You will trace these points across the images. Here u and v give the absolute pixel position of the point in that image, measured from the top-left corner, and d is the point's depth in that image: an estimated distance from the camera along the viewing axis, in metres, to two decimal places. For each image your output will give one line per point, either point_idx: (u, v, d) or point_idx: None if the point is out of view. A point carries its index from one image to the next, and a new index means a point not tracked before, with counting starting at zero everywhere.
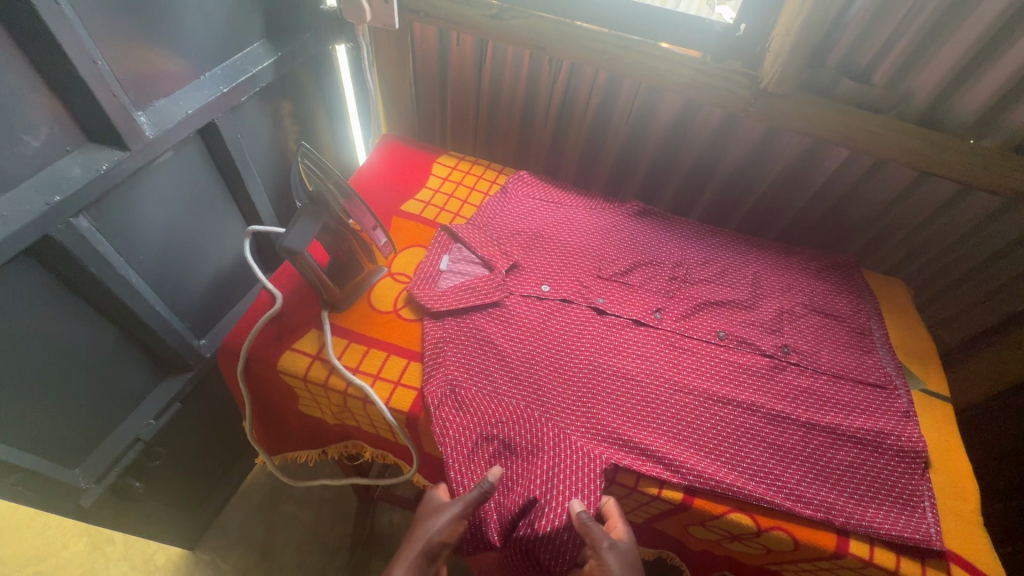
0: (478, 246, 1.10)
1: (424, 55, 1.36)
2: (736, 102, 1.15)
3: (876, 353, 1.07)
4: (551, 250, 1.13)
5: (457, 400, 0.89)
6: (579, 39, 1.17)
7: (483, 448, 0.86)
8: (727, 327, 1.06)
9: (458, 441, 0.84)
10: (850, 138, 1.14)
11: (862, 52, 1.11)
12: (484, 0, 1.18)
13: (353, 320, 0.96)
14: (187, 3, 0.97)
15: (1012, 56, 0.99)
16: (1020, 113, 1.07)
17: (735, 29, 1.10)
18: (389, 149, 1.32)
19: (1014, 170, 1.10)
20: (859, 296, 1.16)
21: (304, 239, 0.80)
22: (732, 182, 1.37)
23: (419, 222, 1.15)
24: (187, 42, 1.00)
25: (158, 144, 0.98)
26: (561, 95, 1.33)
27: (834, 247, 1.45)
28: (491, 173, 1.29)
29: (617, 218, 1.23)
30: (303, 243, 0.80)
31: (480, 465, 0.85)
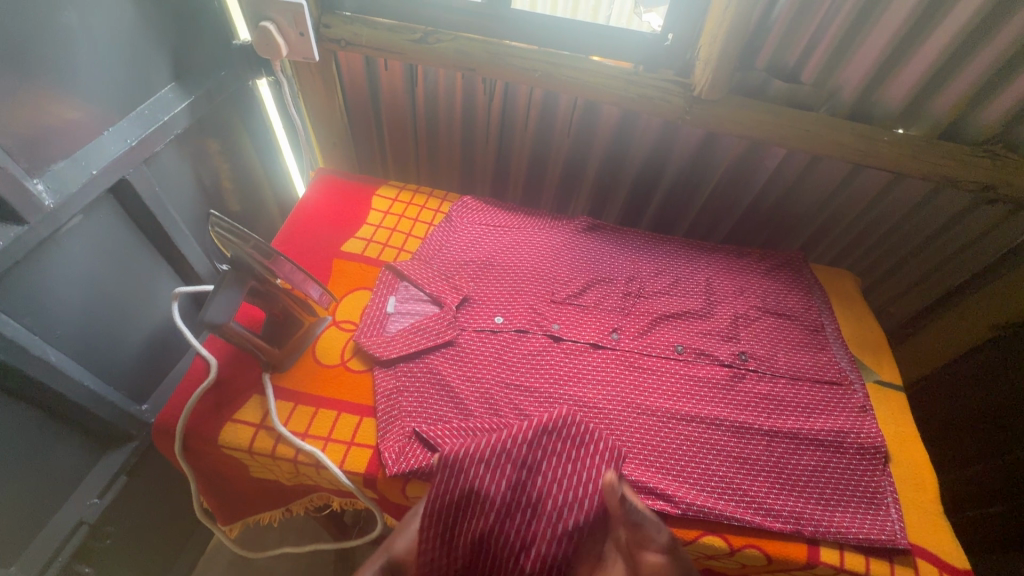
0: (426, 283, 1.06)
1: (352, 83, 1.30)
2: (671, 111, 1.14)
3: (830, 349, 1.08)
4: (501, 276, 1.11)
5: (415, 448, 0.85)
6: (509, 58, 1.13)
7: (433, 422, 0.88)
8: (685, 339, 1.05)
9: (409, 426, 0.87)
10: (787, 138, 1.14)
11: (790, 51, 1.10)
12: (409, 25, 1.13)
13: (298, 381, 0.91)
14: (77, 56, 0.89)
15: (929, 48, 1.01)
16: (942, 102, 1.09)
17: (664, 39, 1.09)
18: (325, 185, 1.25)
19: (942, 157, 1.13)
20: (809, 293, 1.18)
21: (226, 311, 0.74)
22: (679, 186, 1.37)
23: (363, 262, 1.10)
24: (84, 98, 0.92)
25: (61, 213, 0.89)
26: (499, 113, 1.30)
27: (783, 239, 1.47)
28: (434, 202, 1.25)
29: (566, 236, 1.21)
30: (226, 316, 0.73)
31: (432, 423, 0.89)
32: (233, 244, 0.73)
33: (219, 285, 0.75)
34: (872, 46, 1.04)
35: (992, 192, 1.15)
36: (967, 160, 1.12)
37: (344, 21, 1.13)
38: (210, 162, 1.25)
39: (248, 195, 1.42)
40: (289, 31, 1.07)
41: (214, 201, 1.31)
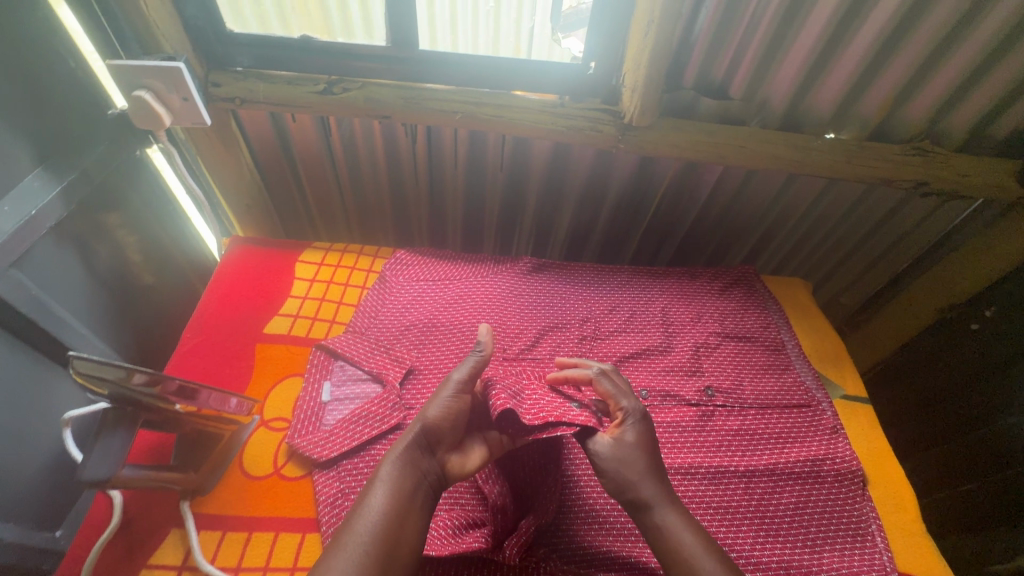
0: (363, 359, 0.96)
1: (259, 139, 1.19)
2: (605, 141, 1.08)
3: (794, 368, 1.05)
4: (448, 336, 1.02)
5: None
6: (425, 102, 1.04)
7: None
8: (649, 382, 0.99)
9: None
10: (725, 155, 1.10)
11: (715, 68, 1.06)
12: (310, 76, 1.02)
13: (225, 503, 0.79)
14: None
15: (852, 52, 0.99)
16: (868, 103, 1.08)
17: (586, 68, 1.03)
18: (239, 257, 1.12)
19: (876, 158, 1.11)
20: (765, 309, 1.15)
21: (109, 462, 0.66)
22: (621, 210, 1.32)
23: (289, 343, 0.99)
24: None
25: None
26: (425, 155, 1.24)
27: (731, 250, 1.45)
28: (365, 261, 1.14)
29: (512, 281, 1.13)
30: (110, 467, 0.66)
31: None
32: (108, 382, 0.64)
33: (100, 429, 0.68)
34: (797, 55, 1.01)
35: (925, 188, 1.15)
36: (898, 161, 1.12)
37: (235, 78, 1.01)
38: (111, 237, 1.08)
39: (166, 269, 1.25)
40: (171, 98, 0.94)
41: (132, 284, 1.15)
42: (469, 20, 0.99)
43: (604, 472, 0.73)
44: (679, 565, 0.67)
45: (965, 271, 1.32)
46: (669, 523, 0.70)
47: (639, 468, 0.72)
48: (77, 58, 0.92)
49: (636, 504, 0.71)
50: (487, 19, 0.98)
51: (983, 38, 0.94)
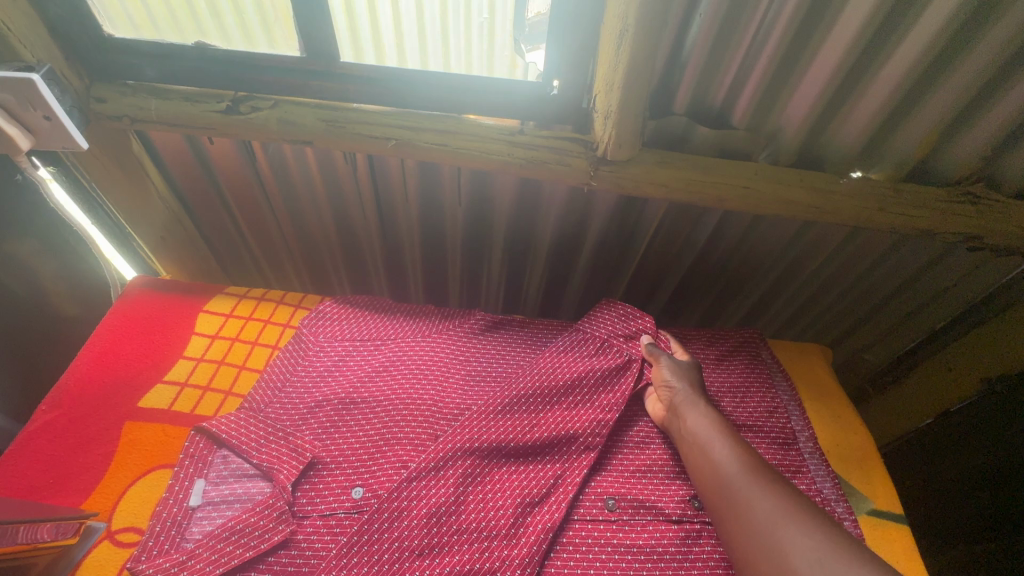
0: (253, 448, 0.76)
1: (174, 163, 1.01)
2: (574, 177, 0.87)
3: (808, 471, 0.82)
4: (370, 415, 0.82)
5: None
6: (351, 126, 0.84)
7: None
8: (618, 488, 0.78)
9: None
10: (724, 198, 0.89)
11: (713, 91, 0.85)
12: (213, 92, 0.84)
13: None
14: None
15: (889, 74, 0.77)
16: (905, 138, 0.86)
17: (548, 88, 0.83)
18: (131, 306, 0.93)
19: (915, 204, 0.89)
20: (773, 387, 0.92)
21: None
22: (601, 252, 1.13)
23: (166, 422, 0.79)
24: None
25: None
26: (372, 190, 1.06)
27: (733, 302, 1.23)
28: (283, 312, 0.95)
29: (458, 342, 0.94)
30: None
31: None
32: None
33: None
34: (819, 74, 0.79)
35: (976, 242, 0.93)
36: (942, 208, 0.89)
37: (123, 92, 0.83)
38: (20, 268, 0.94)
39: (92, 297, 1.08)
40: (30, 116, 0.77)
41: (42, 317, 0.99)
42: (416, 31, 0.79)
43: (658, 369, 0.85)
44: (697, 452, 0.74)
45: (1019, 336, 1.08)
46: (697, 412, 0.77)
47: (692, 376, 0.83)
48: None
49: (673, 395, 0.81)
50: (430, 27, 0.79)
51: None
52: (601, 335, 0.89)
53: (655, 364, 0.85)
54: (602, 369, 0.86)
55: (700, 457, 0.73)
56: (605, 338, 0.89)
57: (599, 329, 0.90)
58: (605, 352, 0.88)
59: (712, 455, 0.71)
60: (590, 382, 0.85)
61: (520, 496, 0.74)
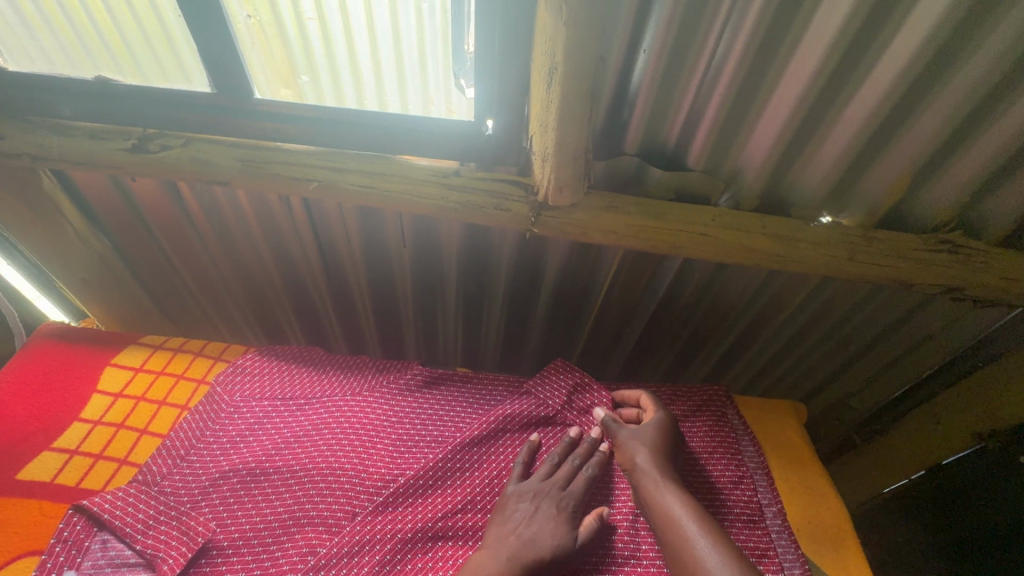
0: (138, 532, 0.66)
1: (94, 203, 0.93)
2: (517, 223, 0.80)
3: (776, 556, 0.73)
4: (281, 489, 0.73)
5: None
6: (271, 165, 0.77)
7: None
8: None
9: None
10: (680, 246, 0.82)
11: (665, 130, 0.79)
12: (122, 130, 0.77)
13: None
14: None
15: (852, 114, 0.71)
16: (876, 181, 0.79)
17: (483, 127, 0.77)
18: (27, 360, 0.84)
19: (889, 253, 0.82)
20: (739, 452, 0.84)
21: None
22: (560, 297, 1.05)
23: (46, 497, 0.70)
24: None
25: None
26: (312, 232, 0.99)
27: (704, 351, 1.14)
28: (201, 366, 0.87)
29: (393, 400, 0.85)
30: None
31: None
32: None
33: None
34: (776, 113, 0.72)
35: (958, 293, 0.85)
36: (918, 258, 0.81)
37: (23, 129, 0.77)
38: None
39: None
40: None
41: None
42: (334, 69, 0.71)
43: (619, 449, 0.75)
44: (677, 553, 0.62)
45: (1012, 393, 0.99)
46: (663, 496, 0.67)
47: (654, 447, 0.73)
48: None
49: (638, 478, 0.71)
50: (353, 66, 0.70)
51: None
52: (552, 402, 0.84)
53: (616, 443, 0.76)
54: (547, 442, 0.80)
55: (683, 559, 0.61)
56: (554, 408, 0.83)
57: (549, 396, 0.84)
58: (552, 425, 0.82)
59: (695, 553, 0.61)
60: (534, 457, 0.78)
61: None
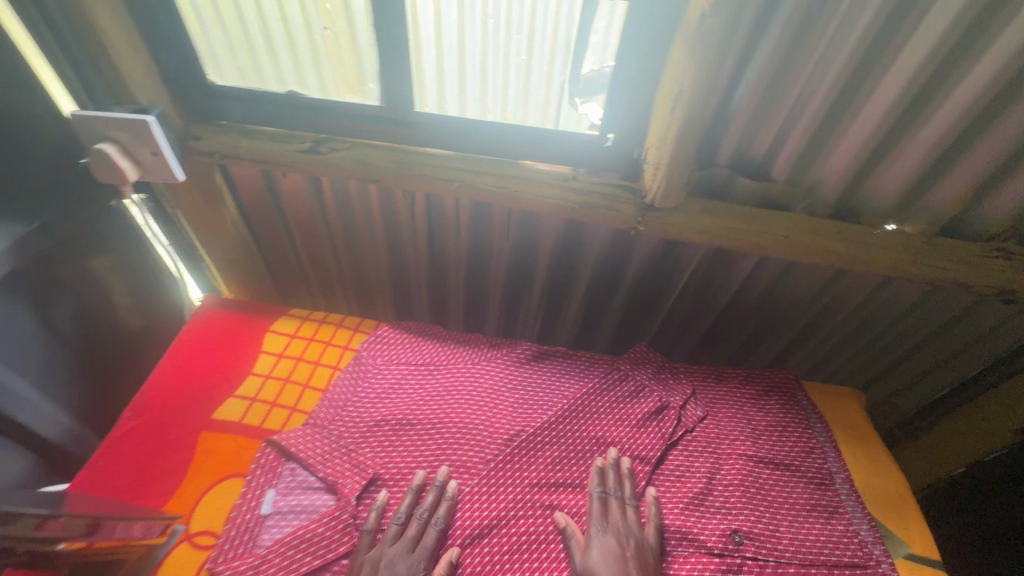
0: (319, 463, 0.82)
1: (246, 195, 1.08)
2: (620, 222, 0.94)
3: (844, 512, 0.85)
4: (424, 437, 0.87)
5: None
6: (420, 167, 0.92)
7: None
8: (661, 518, 0.81)
9: None
10: (764, 245, 0.94)
11: (755, 145, 0.91)
12: (298, 133, 0.93)
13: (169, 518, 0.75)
14: None
15: (925, 136, 0.83)
16: (940, 195, 0.91)
17: (604, 139, 0.91)
18: (204, 323, 1.01)
19: (951, 259, 0.93)
20: (809, 427, 0.96)
21: None
22: (640, 292, 1.16)
23: (238, 433, 0.85)
24: None
25: None
26: (425, 224, 1.11)
27: (764, 344, 1.27)
28: (344, 335, 1.02)
29: (507, 370, 0.99)
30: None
31: None
32: None
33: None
34: (857, 134, 0.85)
35: (1010, 294, 0.96)
36: (974, 263, 0.93)
37: (217, 131, 0.93)
38: (99, 284, 1.02)
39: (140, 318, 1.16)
40: (139, 151, 0.86)
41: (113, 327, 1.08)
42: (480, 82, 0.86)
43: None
44: None
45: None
46: None
47: None
48: None
49: None
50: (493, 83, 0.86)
51: None
52: (641, 380, 0.98)
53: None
54: (641, 408, 0.94)
55: None
56: (644, 384, 0.97)
57: (640, 374, 0.99)
58: (643, 397, 0.96)
59: None
60: (630, 421, 0.92)
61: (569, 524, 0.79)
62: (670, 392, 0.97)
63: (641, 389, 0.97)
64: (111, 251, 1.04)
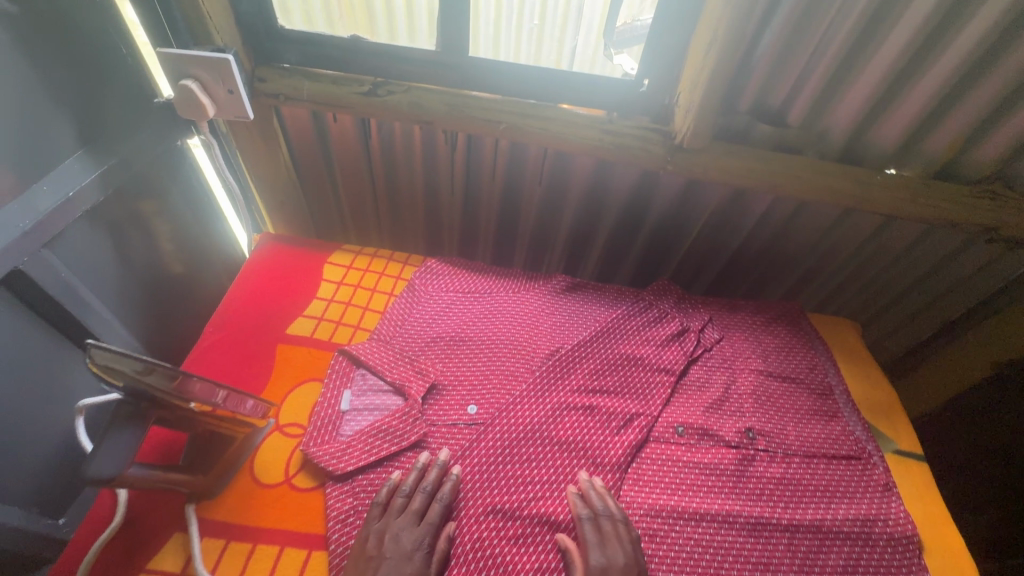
0: (385, 370, 0.92)
1: (298, 137, 1.16)
2: (651, 162, 1.04)
3: (842, 416, 0.98)
4: (474, 352, 0.98)
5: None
6: (469, 109, 1.01)
7: None
8: (685, 418, 0.93)
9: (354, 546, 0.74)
10: (778, 185, 1.05)
11: (774, 93, 1.01)
12: (356, 77, 1.01)
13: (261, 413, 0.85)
14: None
15: (926, 84, 0.92)
16: (938, 140, 1.01)
17: (639, 84, 1.01)
18: (266, 254, 1.10)
19: (944, 198, 1.04)
20: (812, 349, 1.08)
21: (117, 464, 0.57)
22: (661, 233, 1.26)
23: (312, 346, 0.96)
24: None
25: None
26: (463, 167, 1.18)
27: (771, 284, 1.39)
28: (394, 267, 1.12)
29: (544, 300, 1.09)
30: (118, 465, 0.57)
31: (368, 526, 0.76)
32: (125, 374, 0.57)
33: (107, 425, 0.58)
34: (866, 82, 0.94)
35: (994, 232, 1.09)
36: (964, 202, 1.04)
37: (282, 74, 1.01)
38: (165, 215, 1.13)
39: (190, 259, 1.24)
40: (216, 89, 0.94)
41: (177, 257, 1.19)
42: (513, 35, 1.00)
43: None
44: None
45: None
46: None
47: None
48: (128, 43, 0.96)
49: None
50: (531, 34, 0.99)
51: None
52: (664, 307, 1.08)
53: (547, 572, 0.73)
54: (665, 330, 1.04)
55: None
56: (667, 311, 1.08)
57: (662, 302, 1.09)
58: (666, 321, 1.06)
59: None
60: (655, 341, 1.02)
61: (605, 422, 0.90)
62: (690, 317, 1.08)
63: (664, 316, 1.07)
64: (176, 185, 1.14)
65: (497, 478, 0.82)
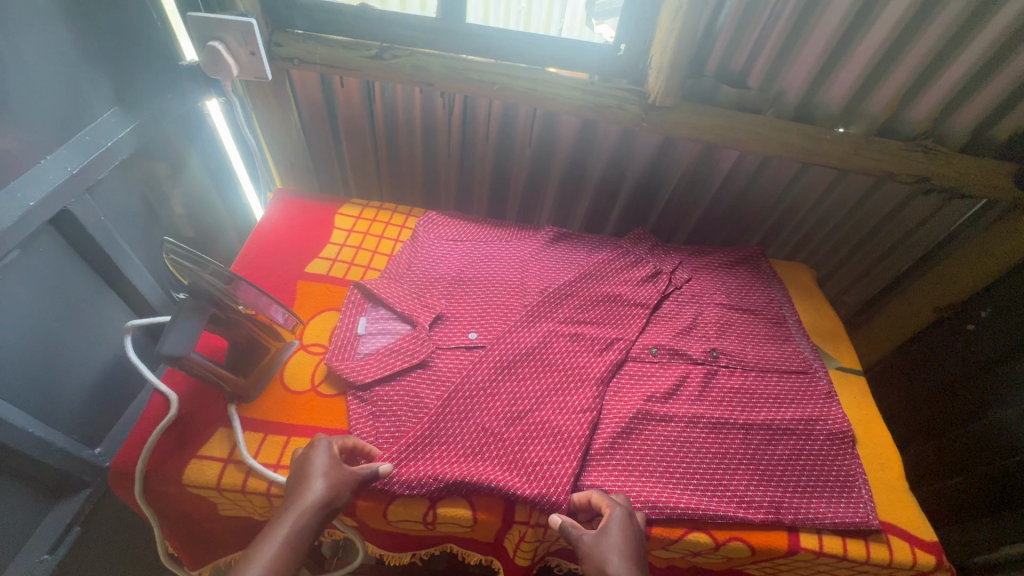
0: (396, 301, 1.04)
1: (308, 100, 1.27)
2: (628, 119, 1.16)
3: (793, 340, 1.13)
4: (474, 290, 1.10)
5: (415, 445, 0.86)
6: (465, 71, 1.13)
7: (385, 427, 0.88)
8: (658, 340, 1.07)
9: (373, 441, 0.86)
10: (742, 141, 1.19)
11: (736, 58, 1.14)
12: (364, 42, 1.12)
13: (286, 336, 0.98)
14: (24, 79, 0.84)
15: (864, 48, 1.07)
16: (879, 99, 1.15)
17: (617, 49, 1.14)
18: (281, 206, 1.22)
19: (881, 152, 1.19)
20: (769, 286, 1.22)
21: (183, 342, 0.75)
22: (640, 189, 1.40)
23: (329, 282, 1.08)
24: (26, 115, 0.85)
25: (11, 234, 0.82)
26: (459, 129, 1.30)
27: (741, 238, 1.53)
28: (399, 218, 1.25)
29: (533, 247, 1.22)
30: (186, 345, 0.75)
31: (384, 428, 0.88)
32: (188, 269, 0.77)
33: (177, 315, 0.77)
34: (813, 48, 1.08)
35: (926, 183, 1.22)
36: (901, 154, 1.19)
37: (296, 39, 1.11)
38: (188, 172, 1.23)
39: (212, 214, 1.34)
40: (239, 50, 1.04)
41: (200, 213, 1.30)
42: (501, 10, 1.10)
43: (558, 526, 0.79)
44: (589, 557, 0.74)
45: (983, 259, 1.30)
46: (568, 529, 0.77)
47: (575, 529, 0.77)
48: (160, 13, 1.06)
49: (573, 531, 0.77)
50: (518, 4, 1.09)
51: (989, 38, 1.01)
52: (639, 251, 1.21)
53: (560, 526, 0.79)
54: (640, 271, 1.17)
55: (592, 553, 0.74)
56: (643, 255, 1.21)
57: (638, 247, 1.22)
58: (641, 264, 1.19)
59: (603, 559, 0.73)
60: (633, 280, 1.15)
61: (589, 345, 1.03)
62: (662, 260, 1.21)
63: (640, 259, 1.20)
64: (199, 145, 1.25)
65: (497, 389, 0.94)
